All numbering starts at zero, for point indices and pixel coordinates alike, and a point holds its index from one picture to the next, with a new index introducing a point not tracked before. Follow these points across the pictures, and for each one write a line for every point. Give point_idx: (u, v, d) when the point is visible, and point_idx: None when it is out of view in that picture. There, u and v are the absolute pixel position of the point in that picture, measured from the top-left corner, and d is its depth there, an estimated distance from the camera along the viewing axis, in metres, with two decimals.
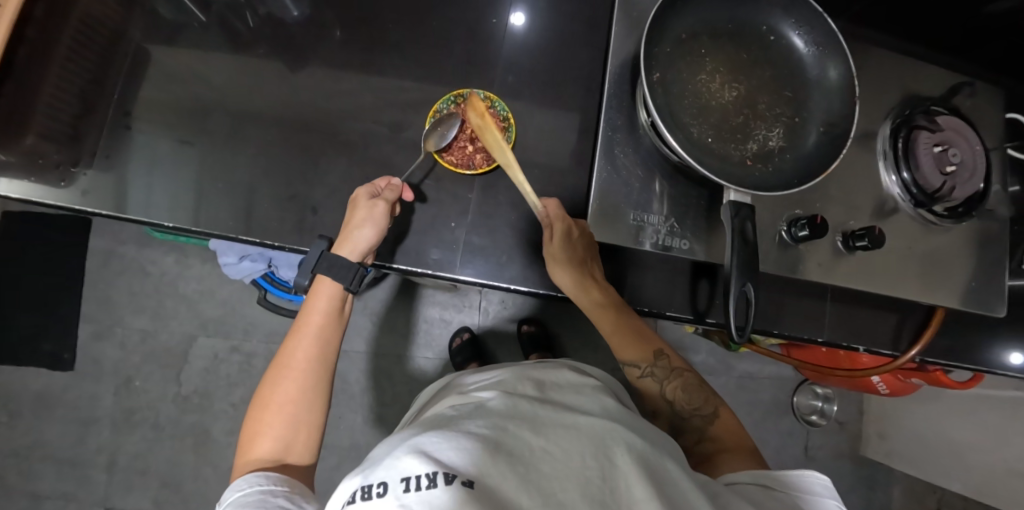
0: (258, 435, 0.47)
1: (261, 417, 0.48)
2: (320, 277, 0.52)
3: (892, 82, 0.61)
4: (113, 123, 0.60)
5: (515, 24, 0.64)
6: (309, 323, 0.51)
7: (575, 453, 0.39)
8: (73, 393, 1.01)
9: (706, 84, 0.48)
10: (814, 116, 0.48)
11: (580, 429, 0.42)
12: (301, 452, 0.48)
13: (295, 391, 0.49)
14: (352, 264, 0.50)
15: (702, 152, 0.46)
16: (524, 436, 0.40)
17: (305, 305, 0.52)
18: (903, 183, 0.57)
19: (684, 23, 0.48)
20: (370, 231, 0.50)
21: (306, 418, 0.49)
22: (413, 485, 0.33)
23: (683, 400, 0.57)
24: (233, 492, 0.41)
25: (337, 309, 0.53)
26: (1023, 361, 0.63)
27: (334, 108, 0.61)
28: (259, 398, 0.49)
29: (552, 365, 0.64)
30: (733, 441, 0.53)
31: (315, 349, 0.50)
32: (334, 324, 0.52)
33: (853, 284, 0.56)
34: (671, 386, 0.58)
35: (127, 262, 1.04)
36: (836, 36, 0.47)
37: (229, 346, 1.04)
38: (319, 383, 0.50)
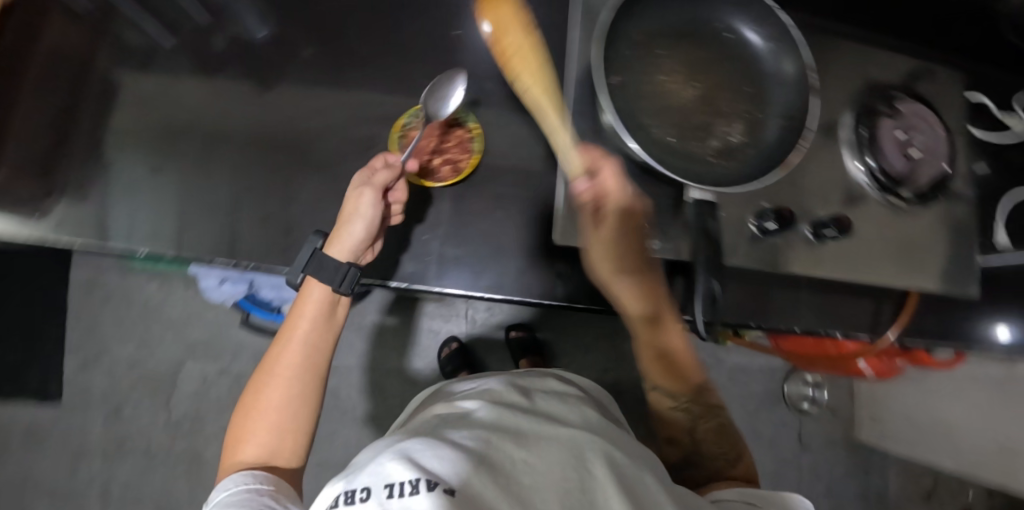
0: (246, 438, 0.49)
1: (248, 420, 0.50)
2: (309, 278, 0.51)
3: (853, 72, 0.62)
4: (80, 153, 0.60)
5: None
6: (299, 327, 0.52)
7: (556, 465, 0.40)
8: (63, 425, 1.00)
9: (666, 83, 0.49)
10: (773, 110, 0.49)
11: (561, 443, 0.43)
12: (287, 454, 0.50)
13: (282, 395, 0.50)
14: (345, 266, 0.49)
15: (665, 152, 0.47)
16: (507, 449, 0.41)
17: (296, 308, 0.52)
18: (869, 170, 0.57)
19: (640, 25, 0.49)
20: (358, 220, 0.49)
21: (293, 422, 0.51)
22: (395, 492, 0.32)
23: (707, 438, 0.62)
24: (221, 491, 0.43)
25: (326, 313, 0.52)
26: (1008, 335, 0.63)
27: (301, 127, 0.61)
28: (246, 402, 0.51)
29: (537, 375, 0.65)
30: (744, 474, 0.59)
31: (302, 354, 0.51)
32: (323, 328, 0.53)
33: (825, 271, 0.56)
34: (699, 424, 0.63)
35: (111, 291, 1.04)
36: (790, 31, 0.48)
37: (218, 368, 1.04)
38: (306, 386, 0.52)
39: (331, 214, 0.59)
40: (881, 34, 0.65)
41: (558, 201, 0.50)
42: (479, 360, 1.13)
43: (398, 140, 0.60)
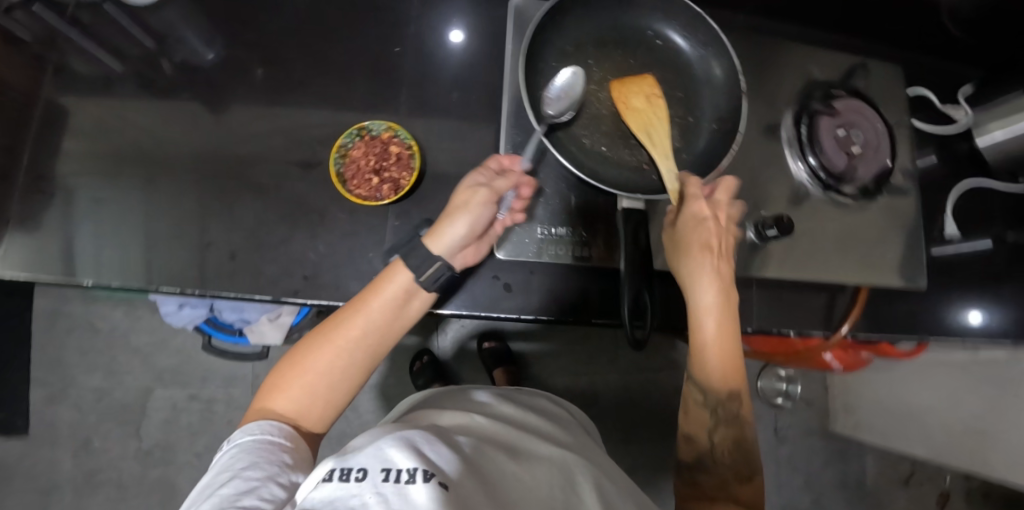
0: (280, 390, 0.44)
1: (289, 372, 0.45)
2: (399, 262, 0.46)
3: (791, 72, 0.62)
4: (17, 186, 0.59)
5: (459, 42, 0.65)
6: (368, 306, 0.46)
7: (545, 482, 0.42)
8: (30, 461, 0.98)
9: (597, 93, 0.48)
10: (705, 114, 0.49)
11: (551, 464, 0.45)
12: (315, 420, 0.45)
13: (328, 366, 0.45)
14: (437, 259, 0.45)
15: (597, 162, 0.47)
16: (499, 463, 0.42)
17: (376, 282, 0.46)
18: (811, 168, 0.58)
19: (566, 36, 0.49)
20: (473, 218, 0.46)
21: (331, 394, 0.45)
22: (393, 476, 0.29)
23: (726, 450, 0.45)
24: (244, 435, 0.40)
25: (401, 302, 0.46)
26: (980, 318, 0.63)
27: (242, 150, 0.60)
28: (292, 353, 0.46)
29: (536, 399, 0.66)
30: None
31: (365, 335, 0.46)
32: (394, 315, 0.46)
33: (768, 272, 0.58)
34: (723, 433, 0.46)
35: (75, 321, 1.02)
36: (717, 35, 0.48)
37: (187, 394, 1.02)
38: (356, 365, 0.46)
39: (272, 237, 0.57)
40: (820, 31, 0.66)
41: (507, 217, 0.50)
42: (453, 373, 1.12)
43: (336, 162, 0.56)
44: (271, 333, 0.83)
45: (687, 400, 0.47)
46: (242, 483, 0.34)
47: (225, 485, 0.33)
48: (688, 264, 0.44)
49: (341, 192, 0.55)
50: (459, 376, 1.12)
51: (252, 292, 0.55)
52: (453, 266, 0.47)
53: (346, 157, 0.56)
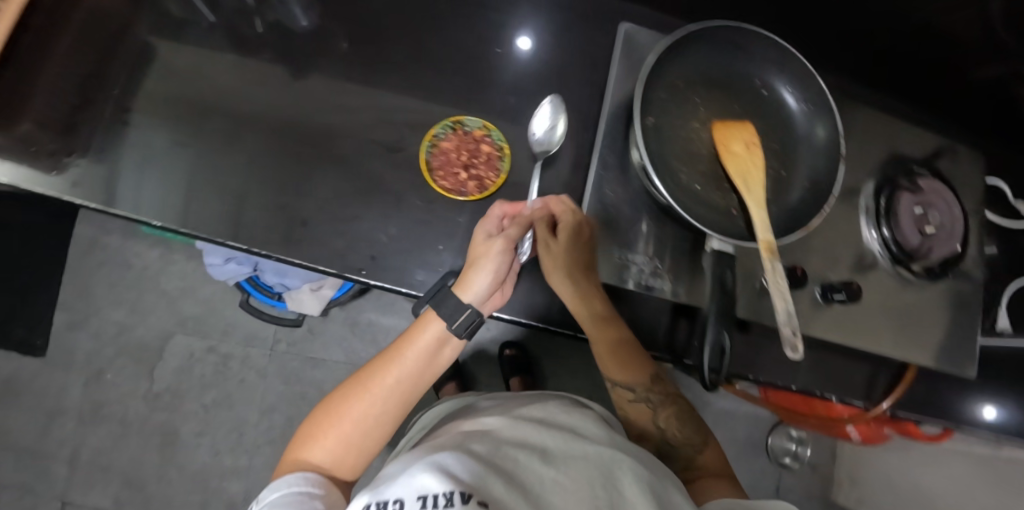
0: (321, 437, 0.50)
1: (329, 419, 0.51)
2: (429, 311, 0.51)
3: (878, 142, 0.63)
4: (106, 117, 0.60)
5: (524, 48, 0.65)
6: (404, 357, 0.52)
7: (585, 483, 0.42)
8: (42, 382, 0.99)
9: (699, 132, 0.49)
10: (800, 171, 0.49)
11: (588, 460, 0.45)
12: (347, 467, 0.51)
13: (366, 412, 0.51)
14: (465, 307, 0.49)
15: (688, 199, 0.47)
16: (535, 467, 0.42)
17: (407, 333, 0.52)
18: (883, 239, 0.59)
19: (679, 70, 0.49)
20: (491, 267, 0.48)
21: (367, 439, 0.51)
22: (430, 504, 0.34)
23: (674, 428, 0.60)
24: (271, 491, 0.44)
25: (433, 350, 0.52)
26: (994, 415, 0.62)
27: (330, 121, 0.61)
28: (332, 400, 0.53)
29: (547, 395, 0.65)
30: (713, 470, 0.57)
31: (399, 382, 0.52)
32: (425, 364, 0.53)
33: (828, 336, 0.57)
34: (663, 413, 0.61)
35: (111, 253, 1.03)
36: (826, 97, 0.49)
37: (206, 345, 1.03)
38: (390, 411, 0.52)
39: (346, 212, 0.57)
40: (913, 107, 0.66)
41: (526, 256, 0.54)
42: (468, 373, 1.12)
43: (427, 149, 0.59)
44: (309, 303, 0.84)
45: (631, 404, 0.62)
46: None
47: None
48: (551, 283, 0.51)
49: (427, 179, 0.58)
50: (474, 376, 1.12)
51: (315, 264, 0.56)
52: (481, 310, 0.51)
53: (437, 146, 0.60)
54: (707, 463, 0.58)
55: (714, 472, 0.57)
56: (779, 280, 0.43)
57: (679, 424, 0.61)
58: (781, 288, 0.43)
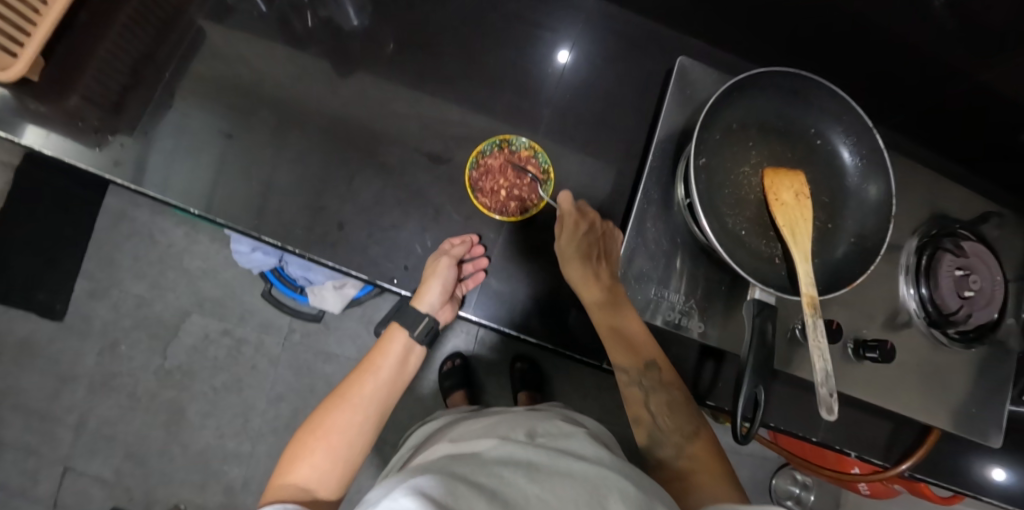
0: (301, 460, 0.49)
1: (308, 440, 0.50)
2: (395, 325, 0.57)
3: (923, 200, 0.62)
4: (156, 100, 0.60)
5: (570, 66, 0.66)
6: (378, 365, 0.55)
7: (570, 500, 0.40)
8: (58, 347, 1.00)
9: (748, 177, 0.50)
10: (847, 226, 0.49)
11: (574, 478, 0.43)
12: (330, 490, 0.50)
13: (346, 426, 0.51)
14: (423, 316, 0.55)
15: (733, 244, 0.47)
16: (519, 484, 0.41)
17: (379, 345, 0.57)
18: (920, 298, 0.57)
19: (735, 113, 0.50)
20: (439, 281, 0.53)
21: (349, 454, 0.51)
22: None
23: (665, 416, 0.52)
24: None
25: (402, 358, 0.57)
26: (1001, 477, 0.61)
27: (376, 125, 0.61)
28: (309, 422, 0.52)
29: (548, 413, 0.62)
30: (707, 464, 0.50)
31: (376, 390, 0.54)
32: (398, 372, 0.56)
33: (855, 391, 0.56)
34: (656, 401, 0.52)
35: (138, 227, 1.04)
36: (882, 153, 0.48)
37: (222, 327, 1.04)
38: (370, 421, 0.52)
39: (384, 219, 0.58)
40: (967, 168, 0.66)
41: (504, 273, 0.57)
42: (478, 381, 1.13)
43: (472, 165, 0.60)
44: (331, 300, 0.84)
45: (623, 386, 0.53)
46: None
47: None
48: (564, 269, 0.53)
49: (469, 196, 0.59)
50: (483, 386, 1.13)
51: (347, 268, 0.56)
52: (438, 315, 0.56)
53: (482, 162, 0.61)
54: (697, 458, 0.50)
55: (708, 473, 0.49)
56: (819, 337, 0.42)
57: (671, 413, 0.52)
58: (820, 345, 0.42)
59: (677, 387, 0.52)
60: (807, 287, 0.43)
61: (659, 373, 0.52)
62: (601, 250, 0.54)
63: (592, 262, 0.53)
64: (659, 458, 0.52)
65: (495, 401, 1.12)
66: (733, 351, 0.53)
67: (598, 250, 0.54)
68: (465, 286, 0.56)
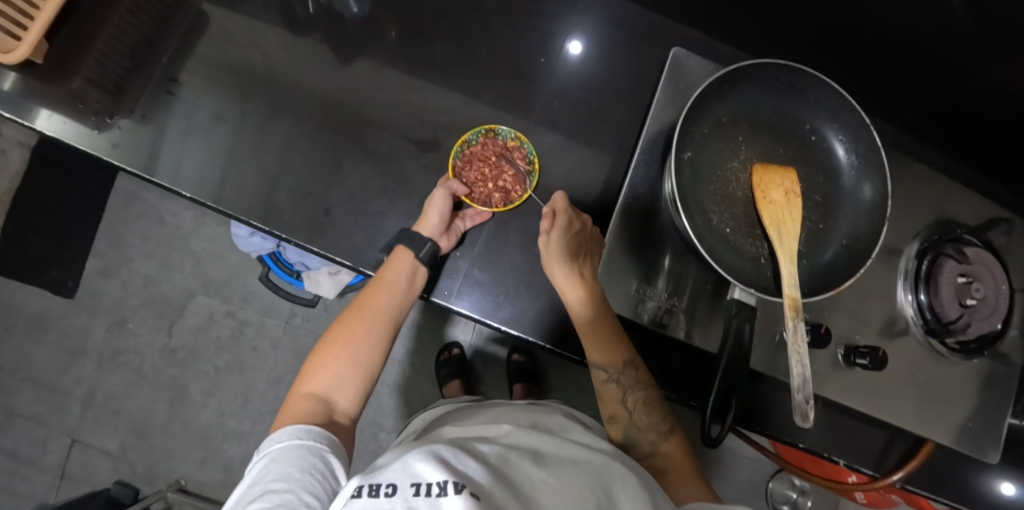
0: (322, 369, 0.49)
1: (328, 352, 0.49)
2: (400, 247, 0.53)
3: (928, 204, 0.60)
4: (155, 83, 0.61)
5: (571, 53, 0.65)
6: (388, 283, 0.52)
7: (575, 486, 0.35)
8: (69, 323, 1.04)
9: (737, 173, 0.49)
10: (839, 227, 0.47)
11: (579, 465, 0.39)
12: (349, 401, 0.48)
13: (360, 339, 0.50)
14: (425, 239, 0.52)
15: (718, 240, 0.46)
16: (524, 469, 0.37)
17: (386, 264, 0.53)
18: (918, 305, 0.55)
19: (726, 107, 0.49)
20: (438, 205, 0.54)
21: (369, 365, 0.50)
22: (424, 491, 0.29)
23: (642, 414, 0.51)
24: (274, 442, 0.41)
25: (408, 280, 0.53)
26: (1012, 492, 0.60)
27: (368, 113, 0.61)
28: (328, 335, 0.51)
29: (544, 408, 0.61)
30: (679, 462, 0.49)
31: (389, 308, 0.52)
32: (407, 291, 0.53)
33: (844, 399, 0.54)
34: (633, 399, 0.51)
35: (148, 208, 1.06)
36: (879, 153, 0.46)
37: (225, 309, 1.06)
38: (383, 337, 0.52)
39: (370, 207, 0.58)
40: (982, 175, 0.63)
41: (487, 260, 0.57)
42: (475, 372, 1.14)
43: (457, 153, 0.60)
44: (326, 286, 0.84)
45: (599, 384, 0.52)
46: (277, 493, 0.35)
47: (260, 494, 0.35)
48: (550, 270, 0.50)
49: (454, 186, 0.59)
50: (479, 377, 1.13)
51: (332, 254, 0.57)
52: (439, 243, 0.54)
53: (467, 151, 0.61)
54: (671, 458, 0.49)
55: (685, 472, 0.48)
56: (800, 342, 0.41)
57: (647, 412, 0.51)
58: (799, 350, 0.40)
59: (652, 385, 0.51)
60: (789, 288, 0.42)
61: (637, 371, 0.51)
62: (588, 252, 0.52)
63: (579, 263, 0.50)
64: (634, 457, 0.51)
65: (491, 392, 1.12)
66: (716, 353, 0.52)
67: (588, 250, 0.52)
68: (463, 222, 0.57)
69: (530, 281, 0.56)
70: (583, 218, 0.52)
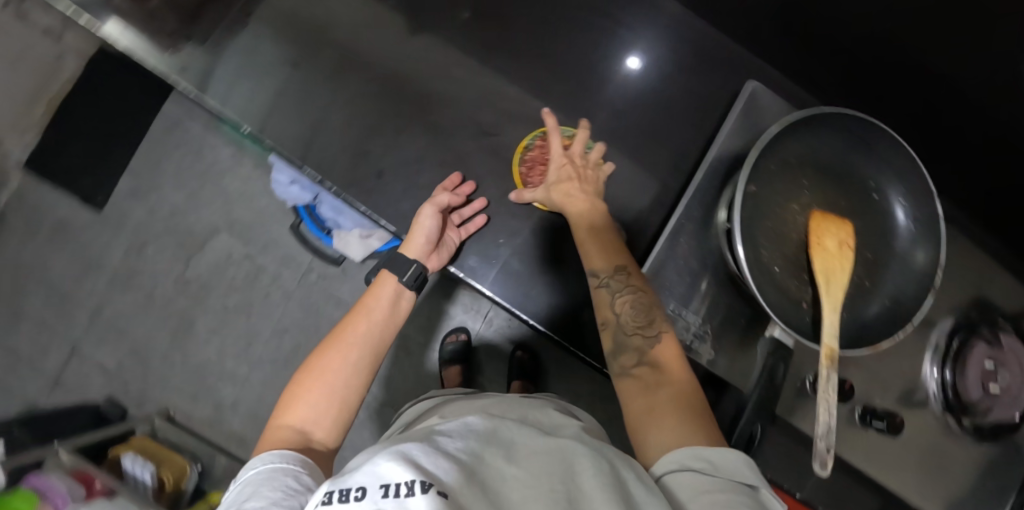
0: (297, 398, 0.41)
1: (302, 380, 0.43)
2: (384, 273, 0.53)
3: (971, 282, 0.59)
4: (232, 16, 0.62)
5: (629, 68, 0.65)
6: (370, 308, 0.49)
7: (547, 475, 0.28)
8: (90, 234, 1.05)
9: (795, 215, 0.49)
10: (885, 287, 0.48)
11: (554, 449, 0.31)
12: (328, 432, 0.41)
13: (339, 361, 0.44)
14: (410, 261, 0.53)
15: (766, 276, 0.46)
16: (492, 462, 0.29)
17: (370, 290, 0.52)
18: (943, 382, 0.55)
19: (795, 148, 0.49)
20: (424, 229, 0.54)
21: (348, 387, 0.43)
22: (393, 493, 0.24)
23: (631, 317, 0.45)
24: (246, 472, 0.35)
25: (393, 303, 0.51)
26: None
27: (436, 87, 0.62)
28: (305, 364, 0.44)
29: (538, 401, 0.51)
30: (672, 374, 0.41)
31: (370, 331, 0.47)
32: (391, 313, 0.50)
33: (851, 456, 0.54)
34: (623, 300, 0.46)
35: (190, 139, 1.07)
36: (938, 223, 0.46)
37: (244, 251, 1.06)
38: (365, 361, 0.45)
39: (422, 179, 0.59)
40: None
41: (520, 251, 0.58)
42: (476, 361, 1.13)
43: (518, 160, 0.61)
44: (355, 247, 0.84)
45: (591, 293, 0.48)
46: None
47: None
48: (547, 190, 0.55)
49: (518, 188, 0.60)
50: (479, 367, 1.13)
51: (378, 216, 0.59)
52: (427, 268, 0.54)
53: (526, 156, 0.61)
54: (662, 365, 0.41)
55: (677, 386, 0.39)
56: (829, 391, 0.40)
57: (637, 314, 0.45)
58: (828, 400, 0.40)
59: (646, 292, 0.46)
60: (825, 336, 0.42)
61: (631, 277, 0.47)
62: (583, 178, 0.56)
63: (575, 183, 0.55)
64: (619, 365, 0.43)
65: (488, 384, 1.12)
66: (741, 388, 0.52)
67: (583, 175, 0.56)
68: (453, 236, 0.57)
69: (565, 280, 0.57)
70: (583, 154, 0.58)
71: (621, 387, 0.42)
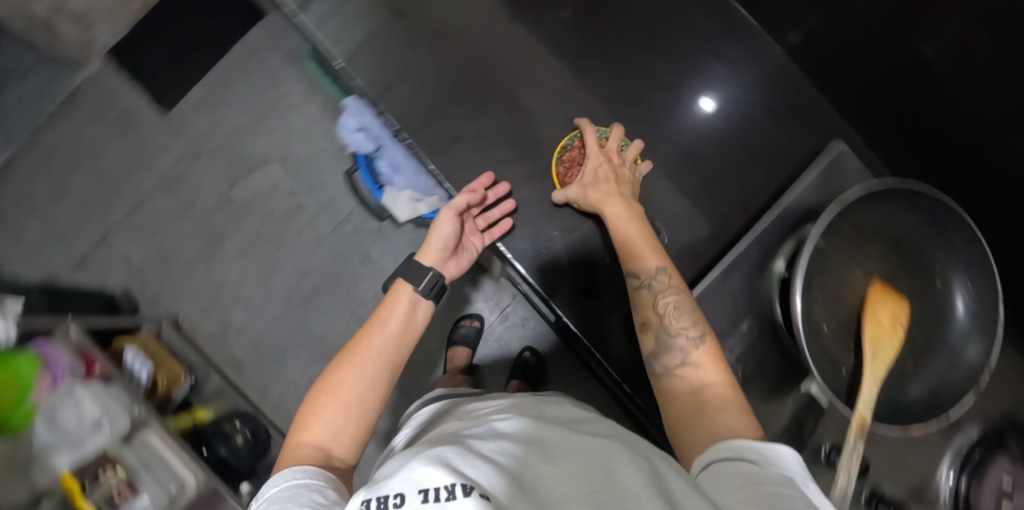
0: (314, 416, 0.39)
1: (317, 397, 0.41)
2: (398, 282, 0.51)
3: (1005, 397, 0.59)
4: None
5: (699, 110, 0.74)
6: (384, 320, 0.47)
7: (587, 478, 0.27)
8: (151, 132, 1.08)
9: (856, 280, 0.49)
10: (926, 374, 0.48)
11: (588, 452, 0.30)
12: (348, 449, 0.39)
13: (353, 373, 0.42)
14: (425, 269, 0.51)
15: (814, 333, 0.46)
16: (531, 465, 0.29)
17: (382, 301, 0.49)
18: (956, 490, 0.55)
19: (872, 214, 0.49)
20: (441, 234, 0.55)
21: (365, 400, 0.41)
22: (432, 496, 0.25)
23: (674, 318, 0.44)
24: (270, 488, 0.34)
25: (410, 314, 0.48)
26: None
27: None
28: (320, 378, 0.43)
29: (563, 400, 0.50)
30: (716, 375, 0.39)
31: (384, 344, 0.45)
32: (407, 322, 0.48)
33: None
34: (667, 302, 0.45)
35: (267, 66, 1.10)
36: (998, 325, 0.46)
37: (290, 186, 1.08)
38: (380, 371, 0.43)
39: None
40: None
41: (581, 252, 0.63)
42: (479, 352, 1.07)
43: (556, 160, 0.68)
44: (402, 208, 0.86)
45: (633, 295, 0.48)
46: None
47: None
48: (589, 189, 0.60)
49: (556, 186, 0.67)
50: None
51: None
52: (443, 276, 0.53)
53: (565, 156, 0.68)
54: (705, 363, 0.40)
55: (720, 386, 0.38)
56: (853, 458, 0.38)
57: (680, 315, 0.44)
58: (851, 468, 0.38)
59: (689, 294, 0.46)
60: (863, 406, 0.41)
61: (673, 278, 0.47)
62: (621, 180, 0.62)
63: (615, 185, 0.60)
64: (663, 365, 0.42)
65: None
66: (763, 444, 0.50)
67: (622, 178, 0.62)
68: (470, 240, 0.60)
69: None
70: (620, 155, 0.64)
71: (664, 387, 0.40)
